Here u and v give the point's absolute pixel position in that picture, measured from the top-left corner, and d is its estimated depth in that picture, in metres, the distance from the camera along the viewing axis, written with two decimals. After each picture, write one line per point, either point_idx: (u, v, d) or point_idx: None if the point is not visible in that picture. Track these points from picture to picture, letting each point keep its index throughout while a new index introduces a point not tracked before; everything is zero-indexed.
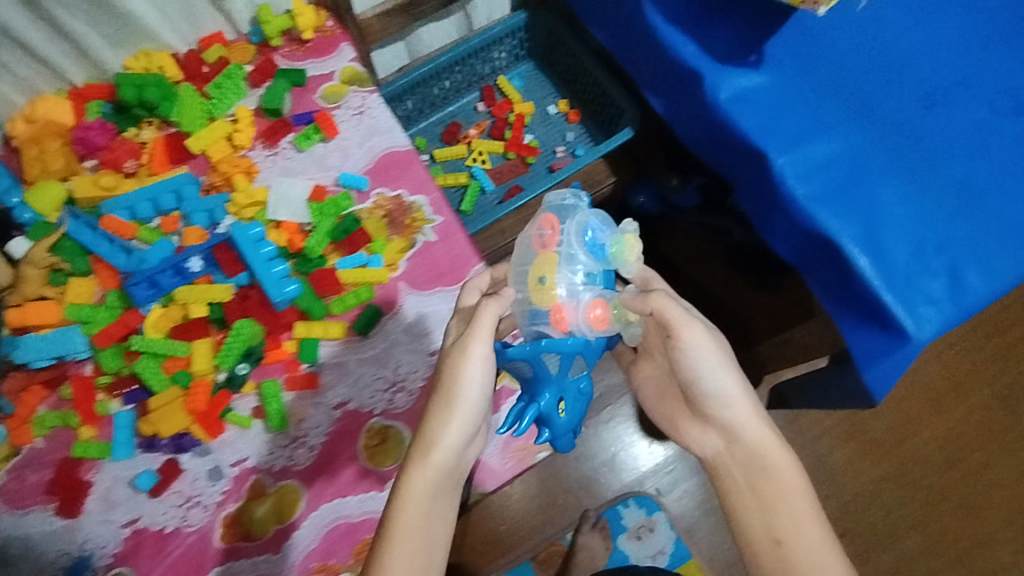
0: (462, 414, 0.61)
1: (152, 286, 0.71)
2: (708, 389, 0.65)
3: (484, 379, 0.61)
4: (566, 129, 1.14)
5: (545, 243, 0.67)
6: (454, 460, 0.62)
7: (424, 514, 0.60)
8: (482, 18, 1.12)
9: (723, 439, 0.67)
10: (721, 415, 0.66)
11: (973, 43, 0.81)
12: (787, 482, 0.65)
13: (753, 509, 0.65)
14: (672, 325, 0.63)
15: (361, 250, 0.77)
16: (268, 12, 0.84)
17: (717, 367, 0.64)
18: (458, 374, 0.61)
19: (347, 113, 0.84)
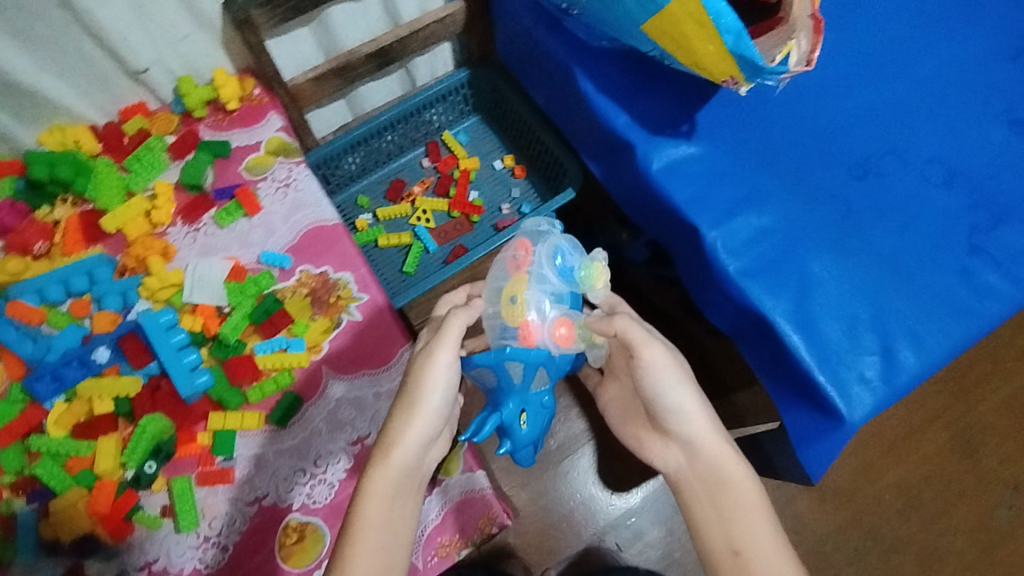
0: (424, 417, 0.61)
1: (55, 380, 0.69)
2: (669, 406, 0.66)
3: (446, 387, 0.62)
4: (512, 184, 1.13)
5: (519, 264, 0.74)
6: (415, 466, 0.61)
7: (385, 519, 0.59)
8: (425, 74, 1.12)
9: (686, 452, 0.68)
10: (682, 428, 0.66)
11: (899, 114, 0.82)
12: (744, 490, 0.64)
13: (713, 520, 0.64)
14: (631, 344, 0.65)
15: (282, 332, 0.74)
16: (189, 83, 0.82)
17: (676, 384, 0.65)
18: (420, 380, 0.61)
19: (272, 186, 0.81)
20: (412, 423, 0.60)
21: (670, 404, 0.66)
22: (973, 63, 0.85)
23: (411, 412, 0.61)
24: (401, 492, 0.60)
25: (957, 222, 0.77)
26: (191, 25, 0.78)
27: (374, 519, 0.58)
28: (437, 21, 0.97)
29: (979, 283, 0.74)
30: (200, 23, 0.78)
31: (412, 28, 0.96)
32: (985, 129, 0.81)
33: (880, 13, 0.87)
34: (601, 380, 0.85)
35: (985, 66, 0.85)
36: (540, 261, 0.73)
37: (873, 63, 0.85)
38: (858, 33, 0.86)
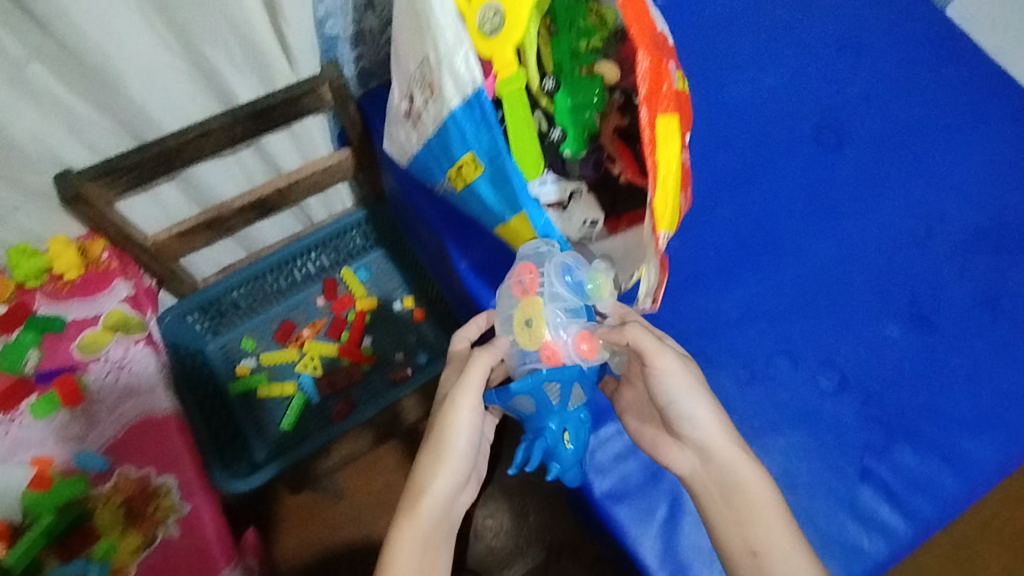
0: (451, 461, 0.60)
1: None
2: (686, 417, 0.61)
3: (470, 428, 0.60)
4: (411, 328, 1.06)
5: (525, 287, 0.60)
6: (447, 504, 0.61)
7: (419, 562, 0.59)
8: (322, 209, 1.05)
9: (699, 456, 0.62)
10: (693, 433, 0.62)
11: (792, 305, 0.76)
12: (761, 497, 0.60)
13: (730, 522, 0.61)
14: (647, 352, 0.60)
15: (88, 550, 0.67)
16: (21, 253, 0.75)
17: (686, 395, 0.60)
18: (447, 421, 0.60)
19: (104, 368, 0.74)
20: (438, 468, 0.60)
21: (687, 414, 0.61)
22: (874, 249, 0.79)
23: (435, 458, 0.60)
24: (432, 537, 0.60)
25: (851, 437, 0.70)
26: (18, 197, 0.72)
27: (402, 561, 0.59)
28: (321, 169, 0.91)
29: (870, 513, 0.67)
30: (31, 195, 0.72)
31: (292, 178, 0.90)
32: (883, 326, 0.75)
33: (779, 191, 0.83)
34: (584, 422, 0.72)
35: (886, 251, 0.78)
36: (549, 280, 0.59)
37: (770, 245, 0.79)
38: (754, 212, 0.81)
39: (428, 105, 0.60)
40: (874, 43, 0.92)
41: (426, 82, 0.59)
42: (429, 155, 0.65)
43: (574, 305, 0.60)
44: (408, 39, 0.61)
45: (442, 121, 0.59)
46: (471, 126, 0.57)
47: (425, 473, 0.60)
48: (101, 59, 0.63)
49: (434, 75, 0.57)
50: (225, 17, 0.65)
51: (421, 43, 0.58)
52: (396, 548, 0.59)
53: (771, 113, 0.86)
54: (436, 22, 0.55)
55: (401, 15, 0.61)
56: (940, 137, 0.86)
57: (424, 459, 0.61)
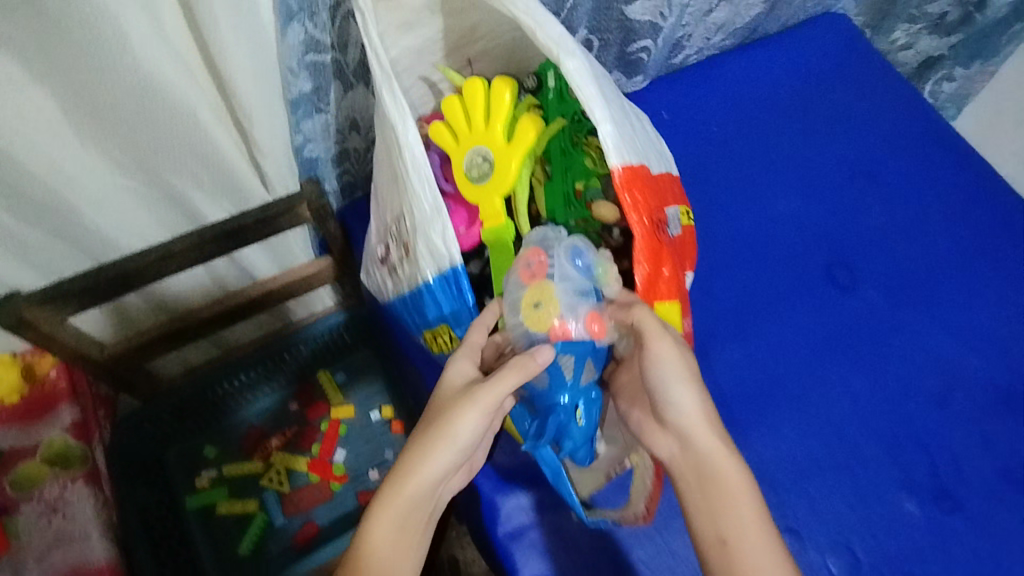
0: (454, 449, 0.52)
1: None
2: (679, 406, 0.54)
3: (484, 417, 0.51)
4: (388, 442, 0.97)
5: (533, 272, 0.55)
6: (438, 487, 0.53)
7: (394, 539, 0.52)
8: (301, 310, 0.98)
9: (685, 451, 0.54)
10: (682, 423, 0.54)
11: (795, 477, 0.72)
12: (737, 486, 0.52)
13: (700, 506, 0.53)
14: (646, 328, 0.53)
15: None
16: None
17: (679, 379, 0.53)
18: (459, 405, 0.51)
19: (37, 509, 0.68)
20: (436, 452, 0.51)
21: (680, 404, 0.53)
22: (883, 413, 0.75)
23: (434, 441, 0.51)
24: (412, 520, 0.53)
25: None
26: None
27: (379, 536, 0.51)
28: (298, 279, 0.84)
29: None
30: None
31: (266, 288, 0.83)
32: (900, 500, 0.70)
33: (784, 339, 0.78)
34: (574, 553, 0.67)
35: (896, 417, 0.74)
36: (557, 261, 0.55)
37: (772, 401, 0.76)
38: (756, 365, 0.77)
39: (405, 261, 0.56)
40: (886, 183, 0.89)
41: (401, 240, 0.55)
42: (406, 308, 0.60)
43: (585, 289, 0.56)
44: (386, 195, 0.58)
45: (414, 283, 0.56)
46: (447, 292, 0.54)
47: (420, 452, 0.52)
48: (49, 189, 0.58)
49: (411, 238, 0.54)
50: (189, 146, 0.60)
51: (398, 202, 0.55)
52: (376, 522, 0.52)
53: (776, 255, 0.84)
54: (414, 190, 0.51)
55: (381, 171, 0.58)
56: (957, 286, 0.82)
57: (418, 438, 0.52)
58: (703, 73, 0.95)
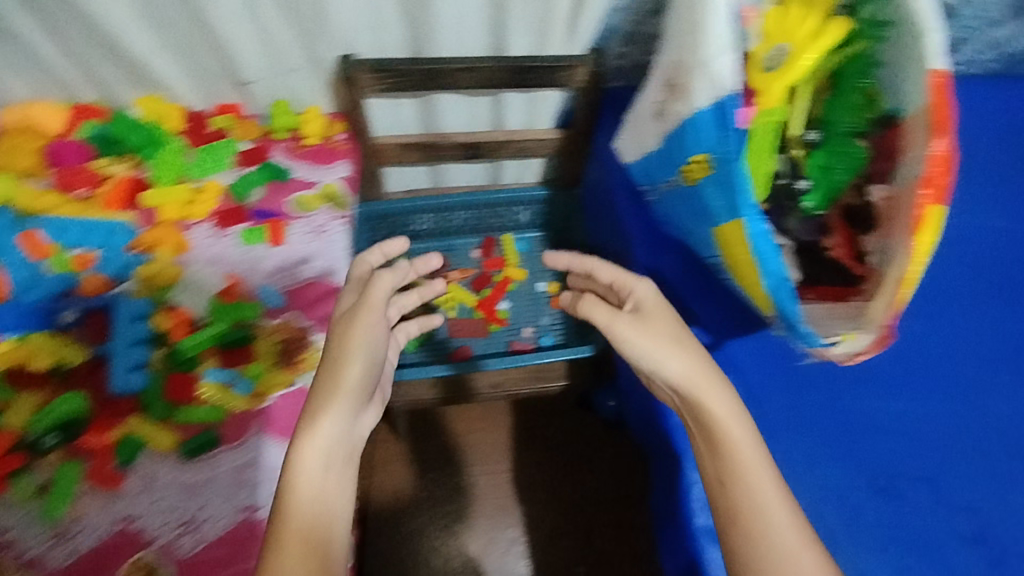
0: (344, 400, 0.58)
1: (20, 319, 0.71)
2: (675, 373, 0.61)
3: (366, 360, 0.61)
4: (545, 311, 1.09)
5: None
6: (341, 441, 0.57)
7: (319, 485, 0.54)
8: (511, 175, 1.11)
9: (713, 461, 0.57)
10: (694, 418, 0.60)
11: (909, 453, 0.68)
12: (739, 457, 0.56)
13: (711, 456, 0.58)
14: (642, 304, 0.68)
15: (238, 367, 0.74)
16: (283, 107, 0.86)
17: (666, 350, 0.62)
18: (358, 318, 0.64)
19: (305, 228, 0.83)
20: (318, 420, 0.56)
21: (674, 371, 0.61)
22: None
23: (310, 422, 0.56)
24: (340, 446, 0.57)
25: None
26: (304, 64, 0.82)
27: (313, 471, 0.54)
28: (533, 139, 0.98)
29: None
30: (312, 65, 0.82)
31: (509, 136, 0.97)
32: None
33: (977, 319, 0.75)
34: None
35: None
36: None
37: (827, 442, 0.69)
38: (941, 336, 0.74)
39: (397, 334, 0.78)
40: None
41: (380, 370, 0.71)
42: (661, 161, 0.70)
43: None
44: (661, 70, 0.69)
45: (683, 118, 0.63)
46: (713, 125, 0.59)
47: (336, 368, 0.60)
48: None
49: (691, 77, 0.61)
50: None
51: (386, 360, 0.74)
52: (309, 450, 0.55)
53: (966, 275, 0.77)
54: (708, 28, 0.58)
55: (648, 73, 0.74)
56: None
57: (333, 356, 0.61)
58: (988, 76, 0.93)
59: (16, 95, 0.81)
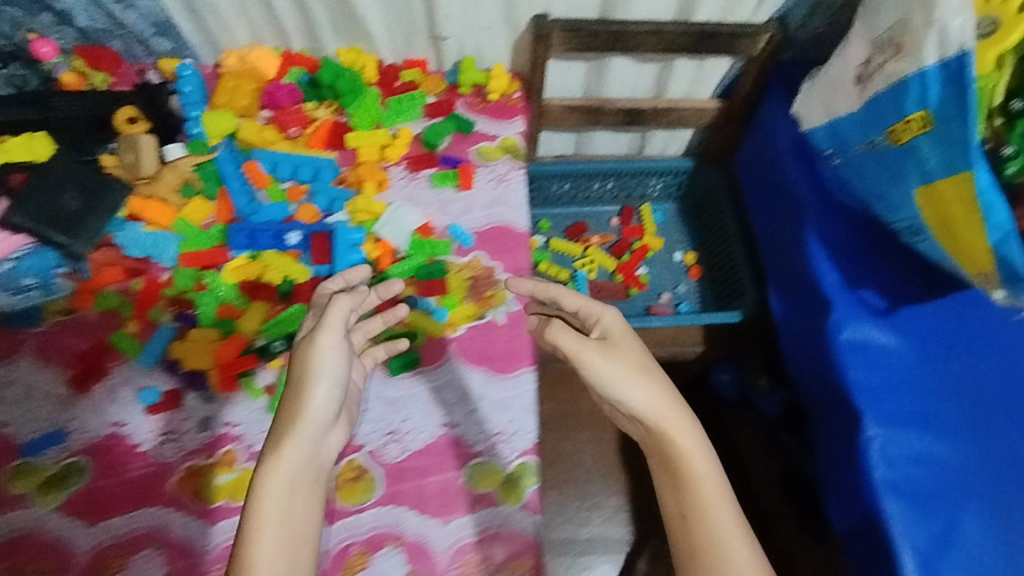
0: (308, 428, 0.57)
1: (249, 238, 0.77)
2: (641, 406, 0.62)
3: (331, 386, 0.59)
4: (681, 280, 1.12)
5: None
6: (306, 464, 0.57)
7: (284, 509, 0.54)
8: (656, 147, 1.14)
9: (676, 494, 0.60)
10: (659, 449, 0.62)
11: None
12: (707, 495, 0.59)
13: (671, 490, 0.61)
14: (608, 336, 0.66)
15: (433, 297, 0.79)
16: (470, 63, 0.91)
17: (633, 381, 0.61)
18: (315, 343, 0.60)
19: (488, 176, 0.88)
20: (285, 448, 0.55)
21: (640, 405, 0.61)
22: None
23: (276, 449, 0.55)
24: (301, 481, 0.56)
25: None
26: (499, 21, 0.86)
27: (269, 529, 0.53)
28: (693, 109, 1.00)
29: None
30: (506, 22, 0.87)
31: (671, 104, 1.00)
32: None
33: None
34: (904, 379, 0.75)
35: None
36: None
37: (996, 408, 0.73)
38: None
39: (363, 358, 0.70)
40: None
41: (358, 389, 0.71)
42: (860, 124, 0.73)
43: None
44: (876, 31, 0.71)
45: (897, 78, 0.66)
46: (939, 87, 0.62)
47: (293, 411, 0.58)
48: None
49: (918, 35, 0.63)
50: None
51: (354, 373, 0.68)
52: (263, 509, 0.54)
53: None
54: None
55: (851, 38, 0.76)
56: None
57: (287, 402, 0.58)
58: None
59: (236, 41, 0.89)
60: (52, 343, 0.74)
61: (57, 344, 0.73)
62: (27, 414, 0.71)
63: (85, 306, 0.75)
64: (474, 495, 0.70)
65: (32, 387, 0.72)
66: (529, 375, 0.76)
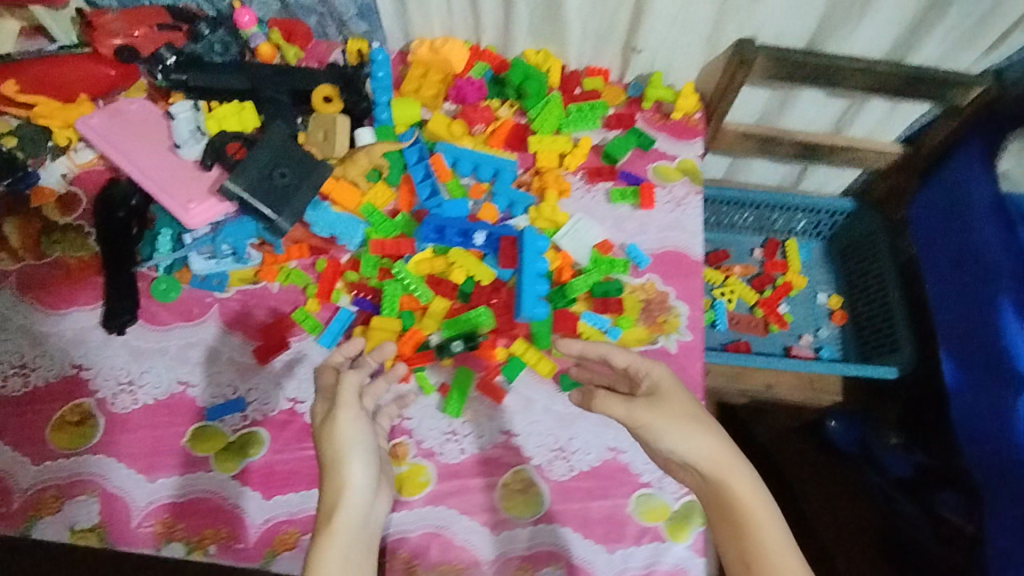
0: (354, 501, 0.54)
1: (436, 233, 0.77)
2: (690, 456, 0.56)
3: (365, 458, 0.56)
4: (823, 323, 1.09)
5: None
6: (362, 531, 0.53)
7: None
8: (814, 182, 1.10)
9: (739, 545, 0.53)
10: (719, 499, 0.56)
11: None
12: (770, 543, 0.52)
13: (730, 538, 0.54)
14: (658, 388, 0.60)
15: (607, 315, 0.78)
16: (659, 79, 0.89)
17: (681, 431, 0.56)
18: (342, 419, 0.57)
19: (667, 198, 0.85)
20: (336, 523, 0.52)
21: (691, 455, 0.56)
22: None
23: (329, 526, 0.52)
24: (358, 550, 0.52)
25: None
26: (698, 40, 0.85)
27: None
28: (873, 149, 0.97)
29: None
30: (707, 42, 0.85)
31: (852, 143, 0.96)
32: None
33: None
34: None
35: None
36: None
37: None
38: None
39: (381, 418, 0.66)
40: None
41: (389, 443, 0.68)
42: None
43: None
44: None
45: None
46: None
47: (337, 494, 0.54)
48: None
49: None
50: None
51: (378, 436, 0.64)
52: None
53: None
54: None
55: None
56: None
57: (329, 485, 0.55)
58: None
59: (429, 31, 0.90)
60: (236, 310, 0.75)
61: (241, 312, 0.75)
62: (210, 376, 0.72)
63: (269, 278, 0.76)
64: (639, 526, 0.68)
65: (217, 351, 0.73)
66: None
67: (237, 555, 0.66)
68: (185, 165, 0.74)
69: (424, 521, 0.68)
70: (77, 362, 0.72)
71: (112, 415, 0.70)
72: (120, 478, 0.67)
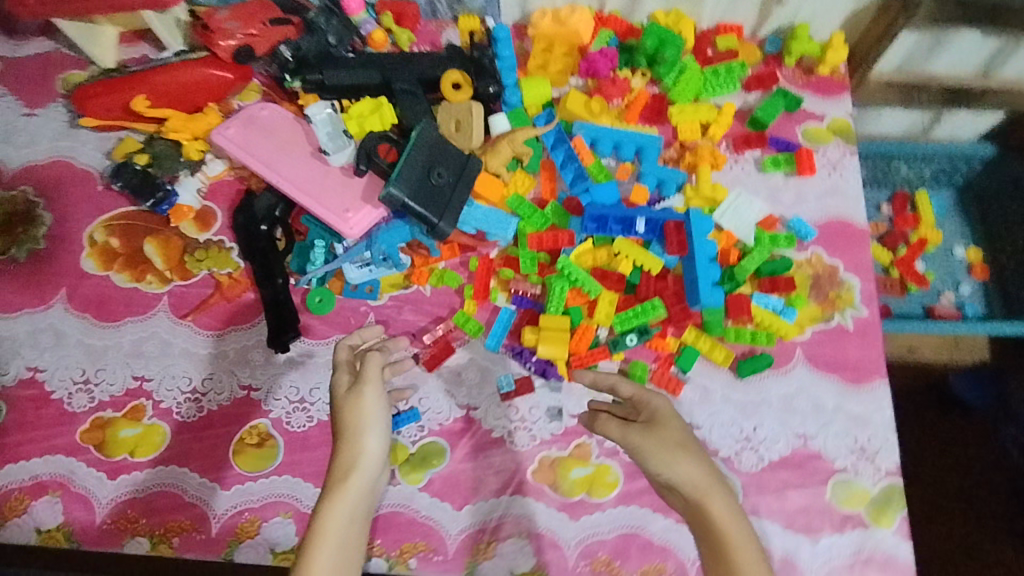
0: (369, 468, 0.57)
1: (596, 222, 0.72)
2: (675, 480, 0.56)
3: (382, 430, 0.59)
4: (962, 278, 1.03)
5: None
6: (365, 496, 0.56)
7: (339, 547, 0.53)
8: (949, 129, 1.04)
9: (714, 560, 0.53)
10: (697, 520, 0.56)
11: None
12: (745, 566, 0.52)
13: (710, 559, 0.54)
14: (654, 413, 0.61)
15: (776, 295, 0.73)
16: (804, 31, 0.82)
17: (669, 456, 0.56)
18: (363, 394, 0.60)
19: (823, 163, 0.80)
20: (351, 481, 0.56)
21: (675, 479, 0.56)
22: None
23: (342, 484, 0.56)
24: (359, 524, 0.55)
25: None
26: None
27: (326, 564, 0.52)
28: None
29: None
30: None
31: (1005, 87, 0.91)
32: None
33: None
34: None
35: None
36: None
37: None
38: None
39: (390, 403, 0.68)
40: None
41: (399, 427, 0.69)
42: None
43: None
44: None
45: None
46: None
47: (352, 457, 0.57)
48: None
49: None
50: None
51: None
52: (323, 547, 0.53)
53: None
54: None
55: None
56: None
57: (340, 453, 0.58)
58: None
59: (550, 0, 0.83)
60: (394, 318, 0.73)
61: (399, 320, 0.73)
62: None
63: (422, 282, 0.74)
64: (841, 514, 0.68)
65: None
66: (884, 390, 0.72)
67: (439, 566, 0.66)
68: (332, 172, 0.72)
69: (619, 521, 0.67)
70: (246, 383, 0.71)
71: (290, 434, 0.69)
72: (311, 497, 0.67)
